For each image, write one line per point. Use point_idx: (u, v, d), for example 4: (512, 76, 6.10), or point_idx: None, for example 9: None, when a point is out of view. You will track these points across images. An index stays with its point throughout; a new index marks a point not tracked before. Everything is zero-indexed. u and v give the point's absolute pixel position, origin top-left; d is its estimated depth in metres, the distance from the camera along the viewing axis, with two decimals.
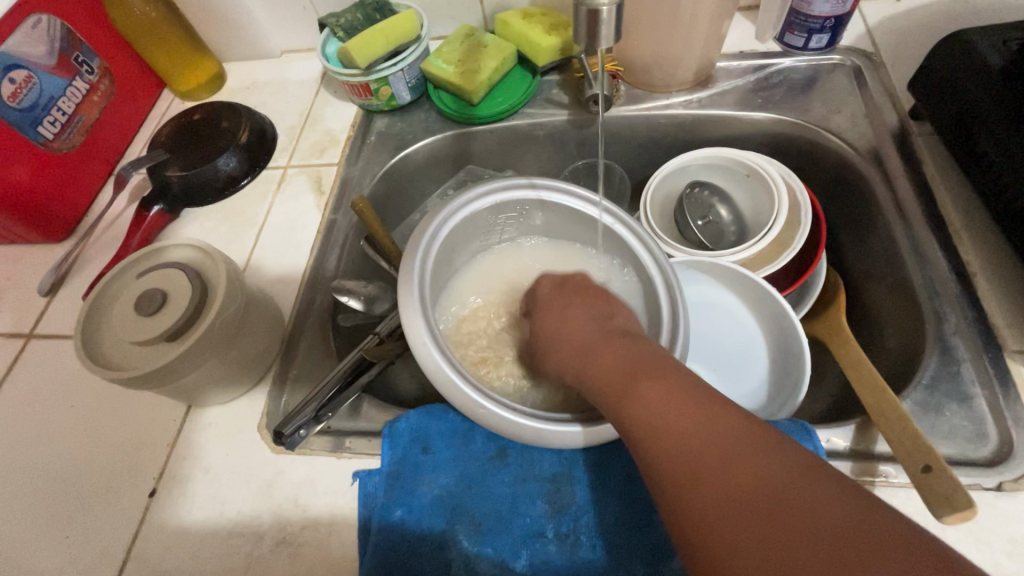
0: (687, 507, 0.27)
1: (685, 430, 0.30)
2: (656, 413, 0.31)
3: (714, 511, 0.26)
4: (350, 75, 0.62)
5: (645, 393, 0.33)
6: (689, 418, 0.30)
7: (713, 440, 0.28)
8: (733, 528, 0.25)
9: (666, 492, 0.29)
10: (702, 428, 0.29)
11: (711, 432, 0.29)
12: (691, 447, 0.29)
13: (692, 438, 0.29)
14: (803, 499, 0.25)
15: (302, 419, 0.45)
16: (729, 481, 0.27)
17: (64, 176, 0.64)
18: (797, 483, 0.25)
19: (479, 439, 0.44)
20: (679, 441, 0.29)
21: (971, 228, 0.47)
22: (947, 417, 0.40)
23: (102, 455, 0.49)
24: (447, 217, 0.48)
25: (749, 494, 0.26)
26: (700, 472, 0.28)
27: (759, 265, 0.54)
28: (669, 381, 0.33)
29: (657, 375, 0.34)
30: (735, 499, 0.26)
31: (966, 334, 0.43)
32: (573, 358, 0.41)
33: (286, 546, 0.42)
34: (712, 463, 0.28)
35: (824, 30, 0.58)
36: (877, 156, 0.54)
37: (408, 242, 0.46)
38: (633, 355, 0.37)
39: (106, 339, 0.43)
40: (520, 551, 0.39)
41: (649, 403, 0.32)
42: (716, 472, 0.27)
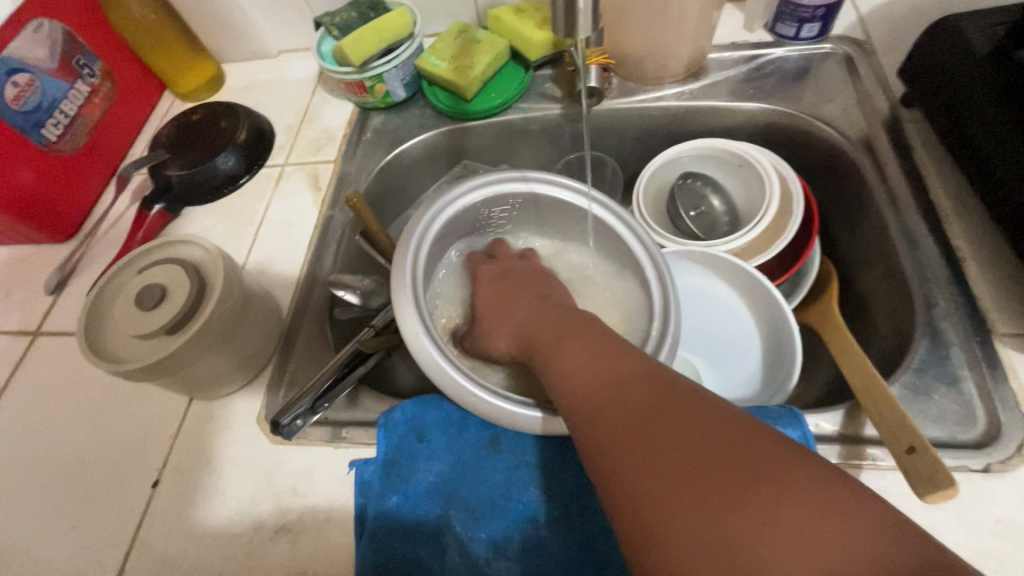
0: (597, 444, 0.31)
1: (592, 380, 0.34)
2: (574, 368, 0.36)
3: (618, 440, 0.29)
4: (345, 73, 0.63)
5: (568, 360, 0.37)
6: (611, 382, 0.33)
7: (620, 389, 0.32)
8: (630, 448, 0.28)
9: (583, 435, 0.32)
10: (623, 388, 0.32)
11: (629, 394, 0.31)
12: (597, 391, 0.33)
13: (604, 390, 0.33)
14: (694, 425, 0.27)
15: (298, 410, 0.45)
16: (626, 412, 0.30)
17: (68, 178, 0.65)
18: (689, 413, 0.28)
19: (473, 427, 0.45)
20: (591, 392, 0.33)
21: (962, 214, 0.48)
22: (936, 400, 0.40)
23: (106, 448, 0.50)
24: (440, 211, 0.49)
25: (643, 420, 0.29)
26: (620, 425, 0.30)
27: (751, 255, 0.54)
28: (591, 347, 0.37)
29: (577, 343, 0.38)
30: (632, 425, 0.29)
31: (955, 318, 0.43)
32: (515, 329, 0.46)
33: (284, 534, 0.43)
34: (614, 401, 0.32)
35: (815, 19, 0.58)
36: (868, 144, 0.54)
37: (402, 234, 0.47)
38: (561, 322, 0.42)
39: (108, 334, 0.45)
40: (513, 535, 0.40)
41: (571, 368, 0.36)
42: (638, 429, 0.29)
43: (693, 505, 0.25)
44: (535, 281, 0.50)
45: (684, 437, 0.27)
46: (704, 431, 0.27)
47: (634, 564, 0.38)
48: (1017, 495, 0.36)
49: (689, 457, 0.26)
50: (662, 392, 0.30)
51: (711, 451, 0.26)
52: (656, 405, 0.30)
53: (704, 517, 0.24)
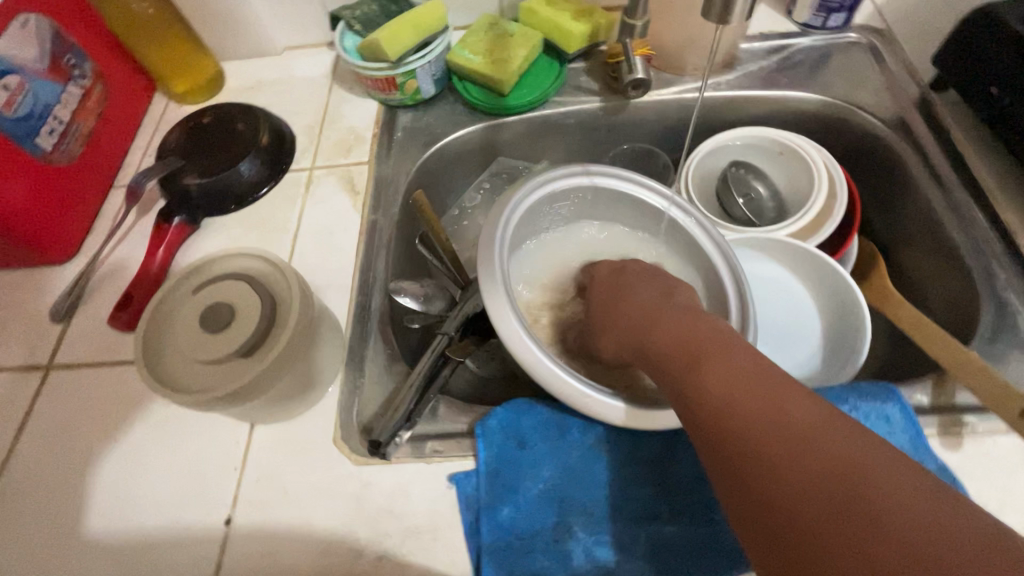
0: (754, 489, 0.27)
1: (744, 409, 0.29)
2: (719, 389, 0.31)
3: (780, 493, 0.26)
4: (377, 68, 0.60)
5: (705, 375, 0.33)
6: (765, 411, 0.29)
7: (784, 426, 0.28)
8: (804, 517, 0.25)
9: (732, 474, 0.29)
10: (781, 422, 0.28)
11: (796, 439, 0.27)
12: (750, 423, 0.29)
13: (764, 428, 0.28)
14: (891, 507, 0.23)
15: (397, 424, 0.43)
16: (795, 463, 0.26)
17: (65, 191, 0.58)
18: (885, 485, 0.24)
19: (574, 428, 0.43)
20: (745, 423, 0.29)
21: (1005, 188, 0.50)
22: (1014, 365, 0.43)
23: (162, 487, 0.45)
24: (513, 209, 0.47)
25: (819, 482, 0.25)
26: (785, 472, 0.26)
27: (806, 238, 0.56)
28: (739, 365, 0.32)
29: (719, 357, 0.33)
30: (801, 480, 0.25)
31: (1017, 287, 0.46)
32: (632, 331, 0.42)
33: (389, 559, 0.40)
34: (777, 444, 0.27)
35: (842, 9, 0.61)
36: (905, 127, 0.57)
37: (482, 234, 0.45)
38: (702, 326, 0.37)
39: (169, 360, 0.40)
40: (638, 535, 0.39)
41: (709, 385, 0.32)
42: (811, 492, 0.25)
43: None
44: (648, 283, 0.46)
45: (878, 519, 0.23)
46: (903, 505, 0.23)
47: None
48: None
49: (885, 535, 0.22)
50: (843, 446, 0.26)
51: (918, 531, 0.22)
52: (842, 467, 0.25)
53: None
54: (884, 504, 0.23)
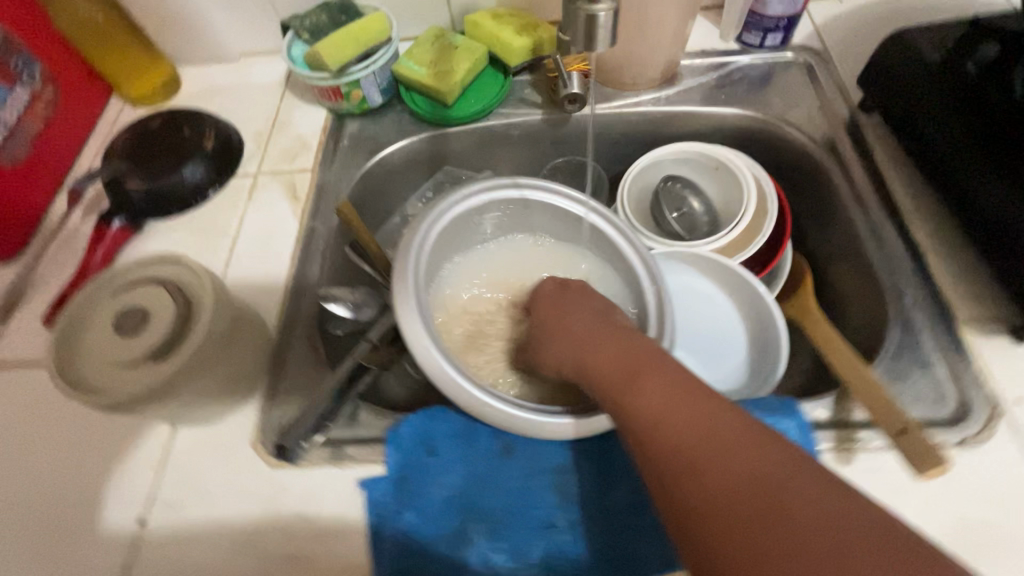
0: (688, 496, 0.29)
1: (679, 423, 0.32)
2: (656, 402, 0.34)
3: (712, 502, 0.28)
4: (320, 78, 0.61)
5: (643, 392, 0.35)
6: (693, 422, 0.32)
7: (715, 438, 0.30)
8: (732, 520, 0.27)
9: (668, 485, 0.31)
10: (717, 441, 0.30)
11: (724, 452, 0.30)
12: (683, 435, 0.31)
13: (696, 440, 0.31)
14: (807, 511, 0.26)
15: (302, 431, 0.44)
16: (723, 472, 0.29)
17: (8, 192, 0.59)
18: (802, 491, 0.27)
19: (483, 436, 0.44)
20: (679, 436, 0.31)
21: (920, 209, 0.52)
22: (913, 382, 0.44)
23: (82, 485, 0.46)
24: (435, 220, 0.49)
25: (748, 490, 0.27)
26: (706, 477, 0.29)
27: (732, 254, 0.57)
28: (675, 380, 0.35)
29: (657, 374, 0.36)
30: (731, 490, 0.28)
31: (922, 306, 0.47)
32: (573, 346, 0.43)
33: (294, 562, 0.41)
34: (707, 455, 0.30)
35: (778, 29, 0.62)
36: (833, 146, 0.58)
37: (401, 240, 0.46)
38: (642, 346, 0.39)
39: (83, 362, 0.41)
40: (534, 543, 0.40)
41: (646, 400, 0.35)
42: (738, 499, 0.27)
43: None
44: (590, 297, 0.48)
45: (796, 523, 0.26)
46: (806, 508, 0.26)
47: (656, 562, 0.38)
48: (990, 466, 0.39)
49: (786, 534, 0.25)
50: (767, 456, 0.29)
51: (841, 532, 0.25)
52: (765, 475, 0.28)
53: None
54: (802, 508, 0.26)
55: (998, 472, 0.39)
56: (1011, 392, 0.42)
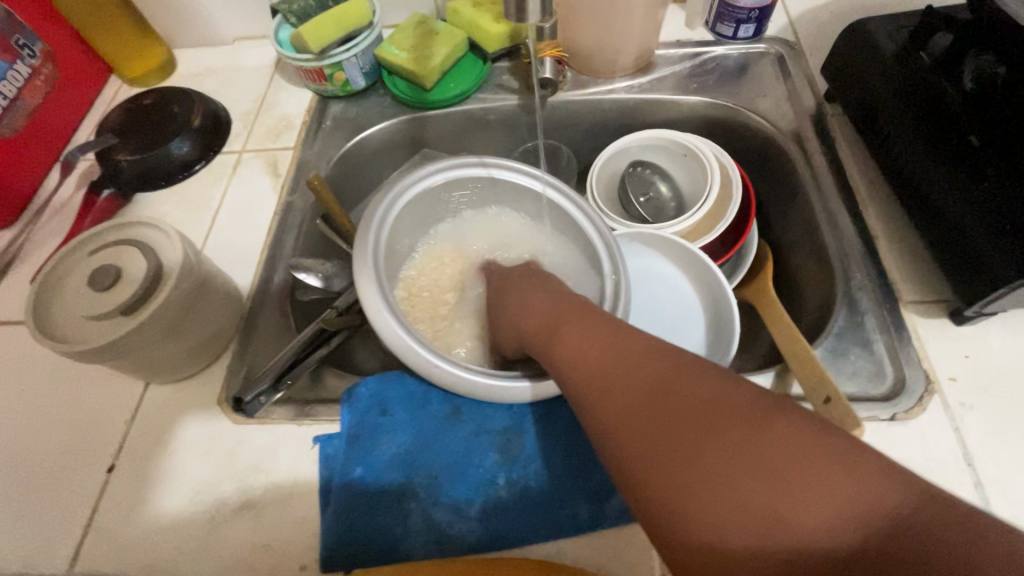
0: (601, 413, 0.32)
1: (595, 356, 0.35)
2: (575, 344, 0.37)
3: (621, 411, 0.31)
4: (303, 59, 0.63)
5: (568, 341, 0.38)
6: (622, 366, 0.33)
7: (624, 360, 0.33)
8: (637, 422, 0.30)
9: (587, 408, 0.34)
10: (624, 362, 0.33)
11: (629, 368, 0.33)
12: (597, 363, 0.35)
13: (607, 366, 0.34)
14: (699, 398, 0.29)
15: (261, 387, 0.47)
16: (627, 385, 0.32)
17: (6, 161, 0.62)
18: (695, 385, 0.30)
19: (434, 400, 0.47)
20: (593, 366, 0.35)
21: (875, 197, 0.53)
22: (852, 360, 0.45)
23: (56, 434, 0.49)
24: (399, 194, 0.50)
25: (650, 394, 0.30)
26: (637, 409, 0.30)
27: (695, 238, 0.58)
28: (596, 332, 0.37)
29: (579, 332, 0.38)
30: (636, 396, 0.31)
31: (869, 289, 0.48)
32: (515, 310, 0.46)
33: (248, 510, 0.43)
34: (616, 375, 0.33)
35: (750, 20, 0.63)
36: (797, 135, 0.59)
37: (363, 213, 0.48)
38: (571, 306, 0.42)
39: (59, 316, 0.44)
40: (474, 498, 0.42)
41: (574, 351, 0.37)
42: (643, 404, 0.30)
43: (722, 486, 0.26)
44: (533, 275, 0.50)
45: (690, 410, 0.28)
46: (726, 410, 0.28)
47: (587, 520, 0.40)
48: (918, 440, 0.40)
49: (713, 438, 0.27)
50: (664, 365, 0.32)
51: (727, 410, 0.28)
52: (662, 379, 0.31)
53: (731, 496, 0.25)
54: (694, 396, 0.29)
55: (926, 446, 0.40)
56: (945, 371, 0.43)
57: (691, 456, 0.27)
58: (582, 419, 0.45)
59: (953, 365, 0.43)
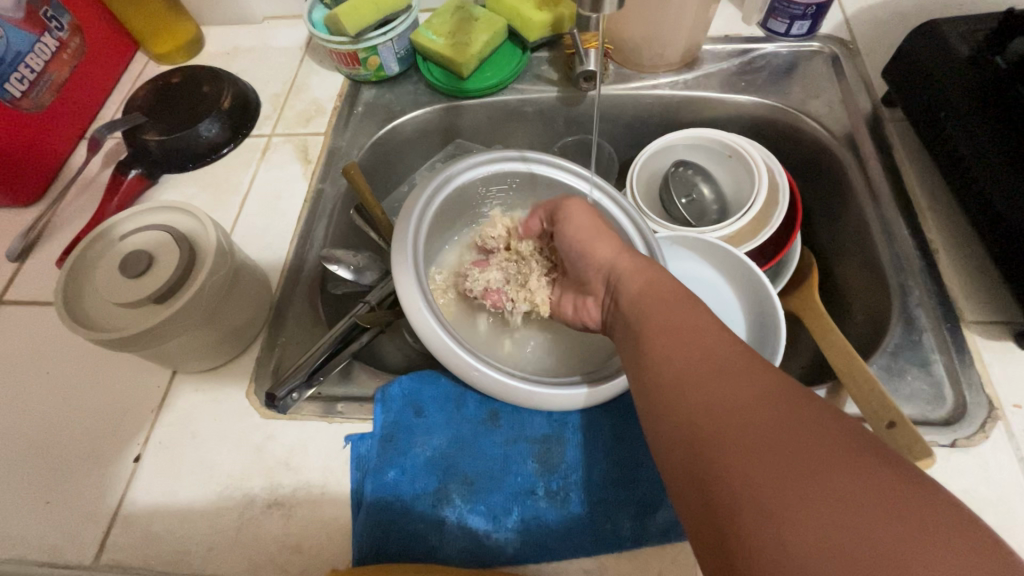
0: (677, 410, 0.28)
1: (680, 350, 0.31)
2: (664, 333, 0.33)
3: (704, 412, 0.27)
4: (338, 42, 0.61)
5: (657, 330, 0.33)
6: (712, 366, 0.28)
7: (716, 360, 0.29)
8: (722, 428, 0.25)
9: (663, 403, 0.29)
10: (716, 363, 0.29)
11: (722, 371, 0.28)
12: (683, 357, 0.30)
13: (697, 361, 0.29)
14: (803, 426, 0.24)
15: (294, 383, 0.45)
16: (716, 384, 0.27)
17: (32, 138, 0.61)
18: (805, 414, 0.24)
19: (470, 403, 0.46)
20: (680, 359, 0.30)
21: (935, 209, 0.50)
22: (909, 380, 0.43)
23: (82, 421, 0.48)
24: (430, 201, 0.48)
25: (746, 404, 0.26)
26: (718, 429, 0.25)
27: (738, 243, 0.56)
28: (682, 327, 0.32)
29: (665, 324, 0.33)
30: (729, 402, 0.26)
31: (927, 306, 0.46)
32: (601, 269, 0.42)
33: (277, 508, 0.42)
34: (707, 374, 0.28)
35: (806, 17, 0.60)
36: (851, 140, 0.56)
37: (396, 223, 0.45)
38: (662, 285, 0.37)
39: (89, 303, 0.42)
40: (512, 508, 0.40)
41: (660, 341, 0.32)
42: (736, 412, 0.25)
43: (822, 533, 0.21)
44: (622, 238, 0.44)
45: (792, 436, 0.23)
46: (837, 457, 0.22)
47: (630, 535, 0.39)
48: (981, 469, 0.38)
49: (822, 484, 0.22)
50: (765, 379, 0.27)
51: (845, 454, 0.23)
52: (763, 393, 0.26)
53: (833, 548, 0.20)
54: (800, 425, 0.24)
55: (990, 476, 0.38)
56: (1008, 398, 0.41)
57: (798, 489, 0.22)
58: (624, 430, 0.44)
59: (1017, 392, 0.41)
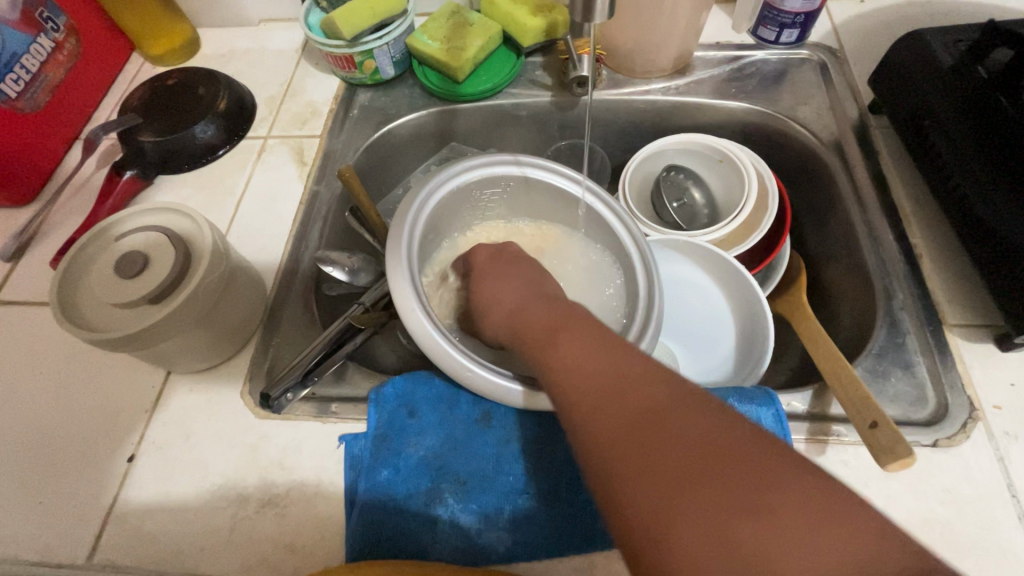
0: (586, 431, 0.29)
1: (586, 370, 0.32)
2: (571, 352, 0.33)
3: (610, 433, 0.28)
4: (333, 46, 0.61)
5: (563, 347, 0.34)
6: (616, 385, 0.30)
7: (619, 379, 0.30)
8: (625, 450, 0.27)
9: (575, 425, 0.30)
10: (620, 381, 0.30)
11: (622, 390, 0.29)
12: (587, 378, 0.31)
13: (600, 381, 0.30)
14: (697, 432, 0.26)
15: (289, 383, 0.46)
16: (619, 404, 0.29)
17: (26, 138, 0.61)
18: (697, 418, 0.26)
19: (463, 404, 0.46)
20: (584, 380, 0.31)
21: (920, 214, 0.51)
22: (893, 382, 0.44)
23: (75, 420, 0.48)
24: (423, 207, 0.48)
25: (646, 421, 0.27)
26: (621, 451, 0.27)
27: (729, 246, 0.57)
28: (584, 347, 0.33)
29: (574, 337, 0.34)
30: (631, 421, 0.27)
31: (911, 309, 0.47)
32: (501, 307, 0.42)
33: (271, 508, 0.42)
34: (611, 393, 0.29)
35: (795, 25, 0.61)
36: (839, 146, 0.58)
37: (391, 228, 0.46)
38: (565, 315, 0.37)
39: (84, 303, 0.43)
40: (503, 507, 0.41)
41: (565, 358, 0.33)
42: (637, 431, 0.27)
43: (712, 539, 0.22)
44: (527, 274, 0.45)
45: (684, 447, 0.25)
46: (721, 460, 0.24)
47: None
48: (962, 468, 0.39)
49: (707, 494, 0.24)
50: (663, 390, 0.28)
51: (732, 455, 0.24)
52: (662, 406, 0.27)
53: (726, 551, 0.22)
54: (692, 432, 0.26)
55: (970, 475, 0.39)
56: (989, 399, 0.42)
57: (690, 500, 0.24)
58: None
59: (997, 393, 0.42)
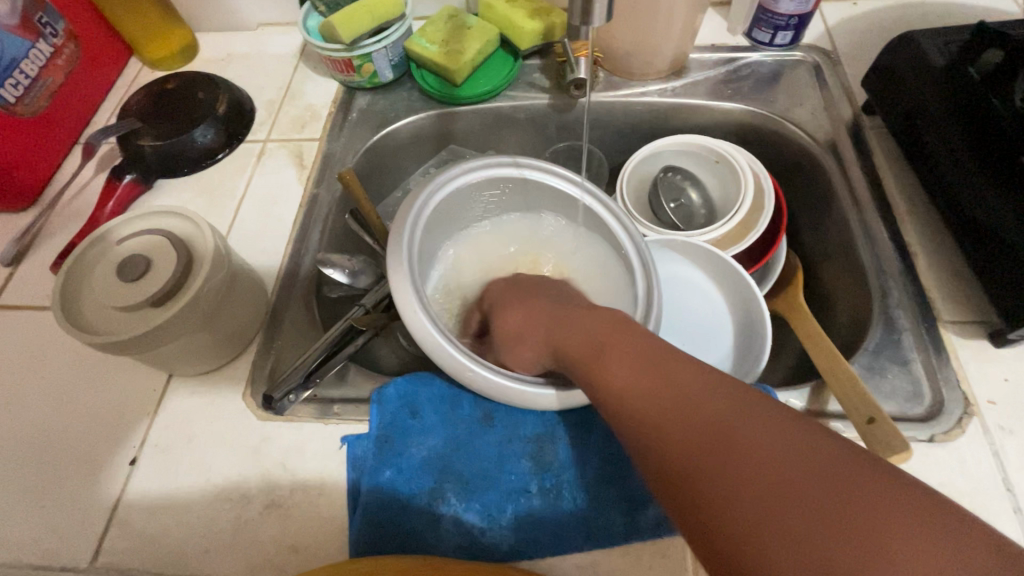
0: (652, 452, 0.30)
1: (642, 388, 0.33)
2: (621, 370, 0.34)
3: (679, 450, 0.29)
4: (333, 49, 0.62)
5: (609, 363, 0.36)
6: (677, 402, 0.30)
7: (678, 395, 0.31)
8: (695, 467, 0.27)
9: (642, 444, 0.31)
10: (678, 397, 0.31)
11: (683, 406, 0.30)
12: (645, 397, 0.32)
13: (659, 396, 0.31)
14: (763, 442, 0.26)
15: (292, 384, 0.46)
16: (680, 422, 0.29)
17: (26, 143, 0.61)
18: (763, 429, 0.27)
19: (465, 404, 0.46)
20: (642, 399, 0.32)
21: (914, 213, 0.52)
22: (890, 378, 0.44)
23: (78, 423, 0.48)
24: (420, 211, 0.49)
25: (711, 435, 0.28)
26: (692, 468, 0.28)
27: (726, 245, 0.58)
28: (637, 357, 0.35)
29: (622, 351, 0.36)
30: (698, 437, 0.28)
31: (905, 306, 0.47)
32: (539, 328, 0.45)
33: (274, 508, 0.43)
34: (673, 411, 0.30)
35: (789, 27, 0.62)
36: (833, 146, 0.58)
37: (391, 229, 0.46)
38: (604, 326, 0.39)
39: (87, 307, 0.43)
40: (506, 505, 0.41)
41: (618, 375, 0.35)
42: (704, 448, 0.28)
43: (798, 541, 0.23)
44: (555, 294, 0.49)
45: (752, 458, 0.26)
46: (798, 466, 0.25)
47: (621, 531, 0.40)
48: (958, 462, 0.40)
49: (785, 499, 0.24)
50: (724, 401, 0.29)
51: (801, 459, 0.25)
52: (729, 419, 0.28)
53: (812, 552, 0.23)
54: (759, 442, 0.26)
55: (966, 470, 0.40)
56: (983, 394, 0.43)
57: (772, 507, 0.24)
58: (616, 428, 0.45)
59: (991, 389, 0.43)
